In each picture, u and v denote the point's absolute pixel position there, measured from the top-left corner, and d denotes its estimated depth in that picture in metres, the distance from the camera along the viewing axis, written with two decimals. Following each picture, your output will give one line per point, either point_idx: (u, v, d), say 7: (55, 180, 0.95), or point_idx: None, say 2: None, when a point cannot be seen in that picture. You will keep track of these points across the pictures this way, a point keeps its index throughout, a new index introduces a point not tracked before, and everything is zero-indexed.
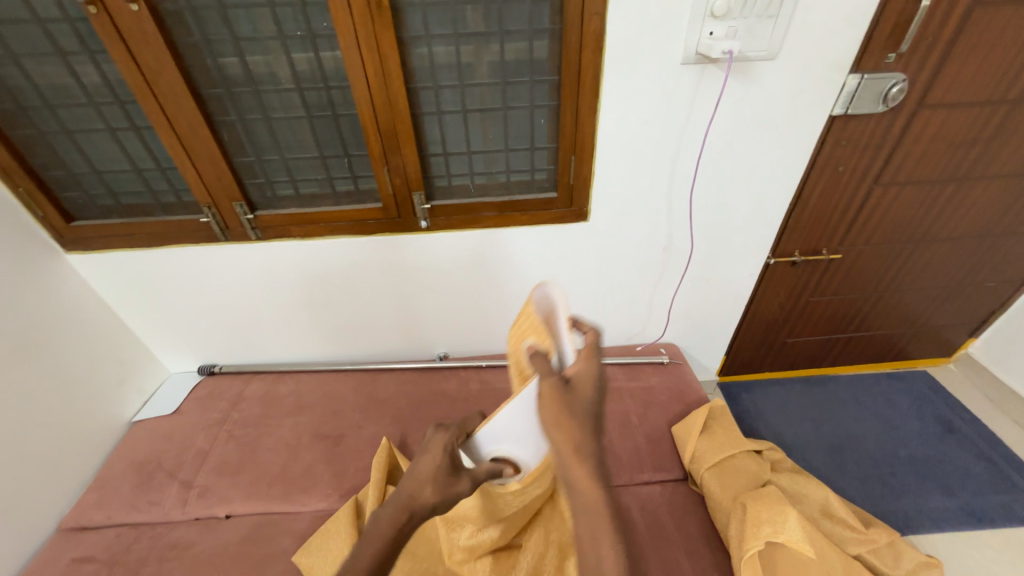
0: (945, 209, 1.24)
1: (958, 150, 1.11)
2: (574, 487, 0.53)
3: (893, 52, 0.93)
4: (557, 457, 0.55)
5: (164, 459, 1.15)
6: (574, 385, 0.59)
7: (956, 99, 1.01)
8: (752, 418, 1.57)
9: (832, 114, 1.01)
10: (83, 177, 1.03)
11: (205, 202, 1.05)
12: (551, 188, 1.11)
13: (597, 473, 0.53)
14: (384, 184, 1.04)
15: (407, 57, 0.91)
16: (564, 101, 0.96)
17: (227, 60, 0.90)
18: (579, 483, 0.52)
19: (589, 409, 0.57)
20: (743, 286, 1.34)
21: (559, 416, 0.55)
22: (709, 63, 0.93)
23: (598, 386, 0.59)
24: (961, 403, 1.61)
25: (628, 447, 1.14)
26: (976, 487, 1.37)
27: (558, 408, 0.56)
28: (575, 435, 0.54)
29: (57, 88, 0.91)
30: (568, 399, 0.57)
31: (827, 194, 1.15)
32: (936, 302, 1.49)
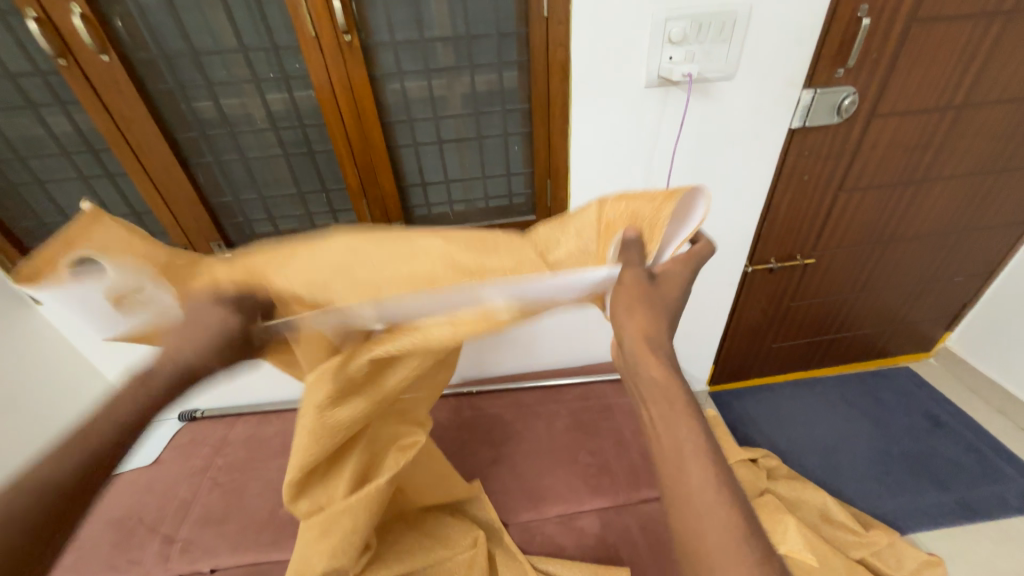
0: (907, 209, 1.29)
1: (912, 154, 1.17)
2: (647, 379, 0.54)
3: (841, 67, 0.99)
4: (627, 347, 0.56)
5: (144, 513, 1.10)
6: (659, 282, 0.57)
7: (905, 107, 1.07)
8: (746, 425, 1.57)
9: (792, 126, 1.06)
10: (56, 227, 1.01)
11: (183, 244, 1.04)
12: (530, 211, 1.13)
13: (669, 367, 0.54)
14: (364, 217, 1.05)
15: (380, 93, 0.93)
16: (536, 126, 0.99)
17: (201, 104, 0.91)
18: (652, 378, 0.54)
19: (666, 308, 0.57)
20: (724, 295, 1.36)
21: (636, 302, 0.55)
22: (672, 86, 0.97)
23: (681, 292, 0.59)
24: (945, 396, 1.64)
25: (624, 465, 1.13)
26: (969, 479, 1.39)
27: (640, 301, 0.55)
28: (648, 325, 0.55)
29: (28, 139, 0.91)
30: (655, 293, 0.57)
31: (795, 201, 1.20)
32: (911, 299, 1.54)
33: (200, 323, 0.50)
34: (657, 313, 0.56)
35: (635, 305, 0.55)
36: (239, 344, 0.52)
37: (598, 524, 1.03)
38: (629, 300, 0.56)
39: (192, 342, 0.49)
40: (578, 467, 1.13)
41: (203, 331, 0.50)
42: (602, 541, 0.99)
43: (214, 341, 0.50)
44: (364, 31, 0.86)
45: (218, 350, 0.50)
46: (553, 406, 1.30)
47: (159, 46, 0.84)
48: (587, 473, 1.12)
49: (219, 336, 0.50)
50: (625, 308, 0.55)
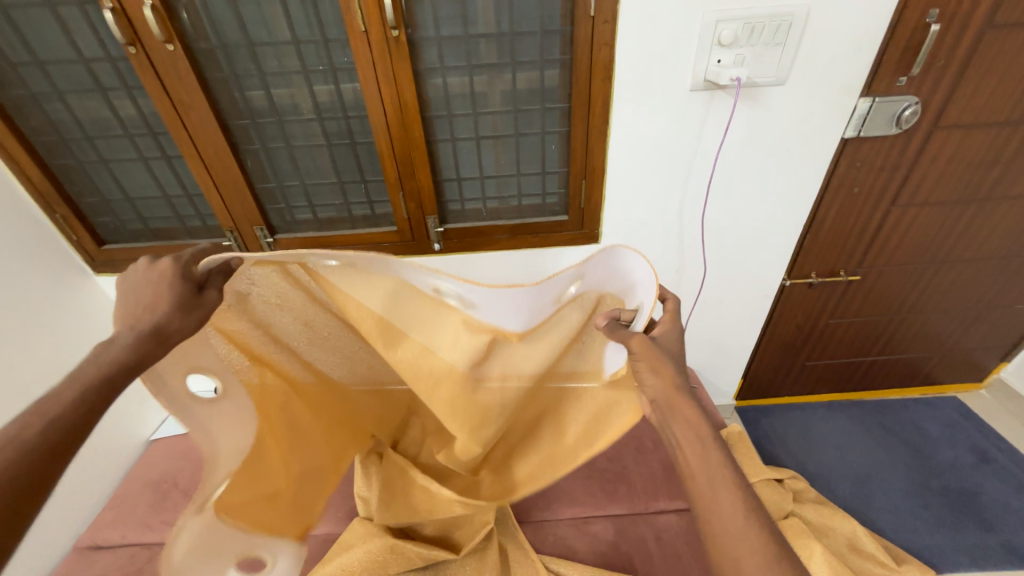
0: (967, 230, 1.21)
1: (977, 170, 1.09)
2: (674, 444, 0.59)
3: (904, 75, 0.93)
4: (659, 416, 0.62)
5: (179, 478, 1.16)
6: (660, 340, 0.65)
7: (972, 119, 1.00)
8: (772, 444, 1.51)
9: (844, 136, 1.01)
10: (115, 204, 1.08)
11: (228, 226, 1.09)
12: (562, 212, 1.13)
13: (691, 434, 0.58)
14: (400, 209, 1.07)
15: (423, 87, 0.95)
16: (575, 126, 0.98)
17: (254, 94, 0.95)
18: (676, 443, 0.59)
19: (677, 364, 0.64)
20: (758, 308, 1.32)
21: (656, 364, 0.62)
22: (718, 89, 0.94)
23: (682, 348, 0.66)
24: (996, 431, 1.53)
25: (643, 474, 1.11)
26: (1017, 522, 1.29)
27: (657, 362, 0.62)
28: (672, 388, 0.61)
29: (96, 121, 0.97)
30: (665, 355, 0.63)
31: (843, 215, 1.14)
32: (964, 325, 1.44)
33: (151, 285, 0.58)
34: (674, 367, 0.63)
35: (656, 367, 0.62)
36: (196, 293, 0.60)
37: (612, 531, 1.02)
38: (650, 362, 0.62)
39: (148, 301, 0.57)
40: (596, 472, 1.12)
41: (162, 286, 0.58)
42: (616, 548, 0.98)
43: (171, 298, 0.58)
44: (411, 26, 0.88)
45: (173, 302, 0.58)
46: None
47: (218, 36, 0.88)
48: (604, 479, 1.11)
49: (173, 289, 0.58)
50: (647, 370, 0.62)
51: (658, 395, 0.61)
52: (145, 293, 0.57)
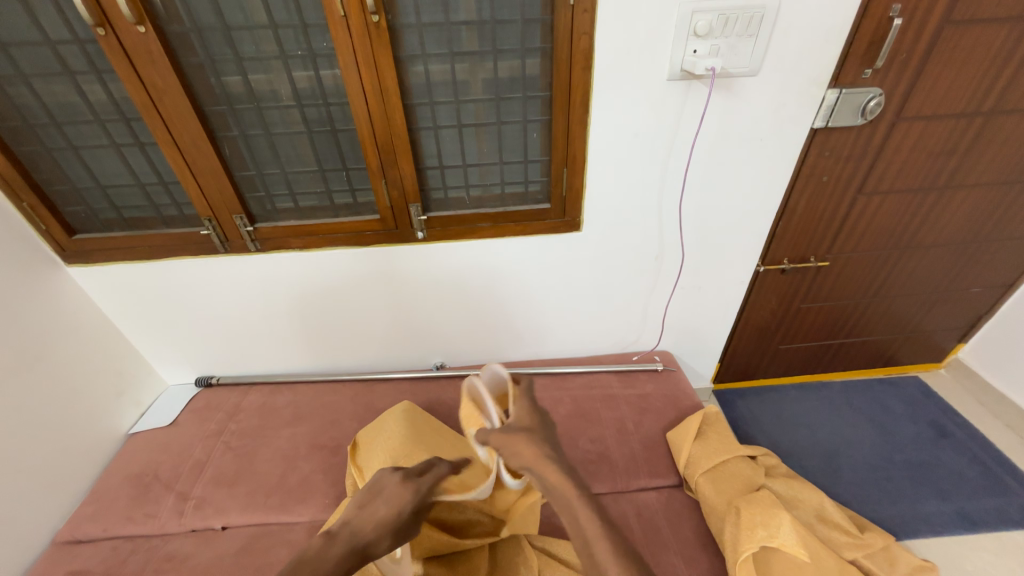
0: (928, 217, 1.27)
1: (935, 161, 1.15)
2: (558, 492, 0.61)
3: (869, 68, 0.97)
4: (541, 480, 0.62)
5: (161, 471, 1.15)
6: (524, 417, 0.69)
7: (931, 111, 1.06)
8: (748, 424, 1.58)
9: (813, 126, 1.05)
10: (86, 192, 1.05)
11: (206, 215, 1.07)
12: (545, 200, 1.14)
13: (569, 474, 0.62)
14: (382, 197, 1.07)
15: (404, 74, 0.94)
16: (556, 114, 0.99)
17: (230, 79, 0.93)
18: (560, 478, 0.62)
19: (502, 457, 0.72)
20: (735, 293, 1.37)
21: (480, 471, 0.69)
22: (694, 79, 0.96)
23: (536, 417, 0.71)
24: (953, 408, 1.62)
25: (625, 454, 1.15)
26: (969, 491, 1.38)
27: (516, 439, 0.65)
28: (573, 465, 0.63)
29: (63, 106, 0.94)
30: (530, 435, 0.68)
31: (813, 203, 1.19)
32: (925, 308, 1.52)
33: (385, 503, 0.69)
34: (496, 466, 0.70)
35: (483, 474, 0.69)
36: (409, 521, 0.69)
37: None
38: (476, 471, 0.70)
39: (378, 519, 0.67)
40: (579, 453, 1.15)
41: (396, 506, 0.69)
42: None
43: (397, 519, 0.68)
44: (391, 13, 0.87)
45: (394, 517, 0.68)
46: (558, 393, 1.31)
47: (192, 19, 0.86)
48: (587, 459, 1.14)
49: (401, 514, 0.69)
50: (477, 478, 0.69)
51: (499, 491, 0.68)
52: (376, 513, 0.67)
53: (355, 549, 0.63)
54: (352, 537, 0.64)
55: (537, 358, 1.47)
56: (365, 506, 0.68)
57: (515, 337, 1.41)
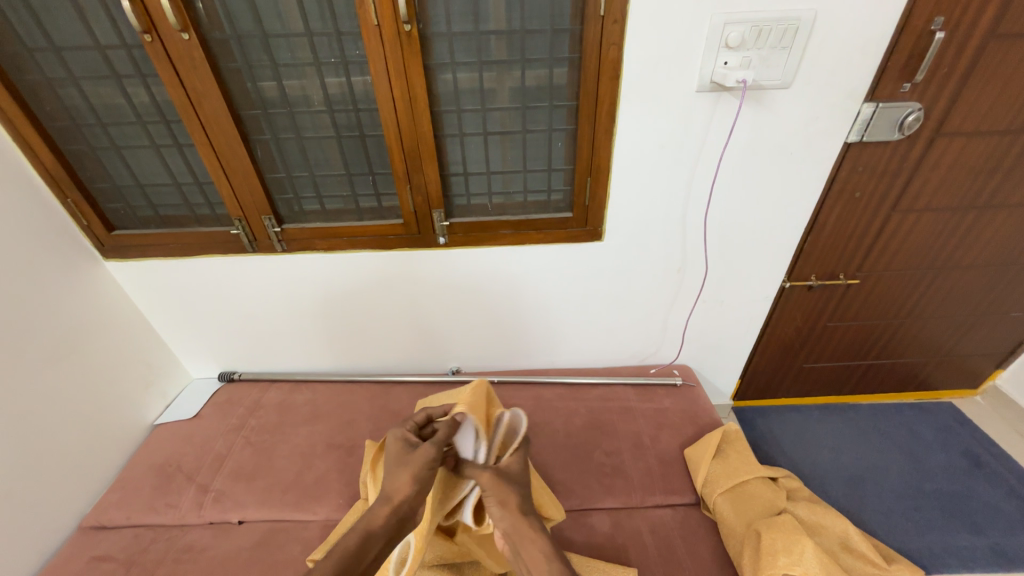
0: (966, 237, 1.22)
1: (976, 179, 1.11)
2: None
3: (907, 82, 0.95)
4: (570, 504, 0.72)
5: (183, 462, 1.18)
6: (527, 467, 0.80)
7: (972, 127, 1.02)
8: (768, 444, 1.54)
9: (847, 140, 1.02)
10: (126, 190, 1.10)
11: (237, 215, 1.10)
12: (567, 209, 1.14)
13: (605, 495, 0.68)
14: (406, 202, 1.09)
15: (433, 82, 0.96)
16: (581, 124, 0.99)
17: (265, 84, 0.96)
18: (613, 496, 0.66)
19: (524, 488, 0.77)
20: (759, 309, 1.33)
21: (502, 495, 0.74)
22: (724, 91, 0.95)
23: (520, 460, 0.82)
24: (989, 437, 1.54)
25: (640, 469, 1.13)
26: (1007, 526, 1.30)
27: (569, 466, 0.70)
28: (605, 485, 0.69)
29: (110, 108, 0.99)
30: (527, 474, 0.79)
31: (844, 219, 1.16)
32: (960, 331, 1.46)
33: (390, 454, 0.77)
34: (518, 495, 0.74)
35: (502, 499, 0.74)
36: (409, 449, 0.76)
37: (608, 523, 1.03)
38: (497, 495, 0.74)
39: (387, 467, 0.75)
40: (594, 466, 1.14)
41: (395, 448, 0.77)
42: (612, 540, 1.00)
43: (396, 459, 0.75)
44: (423, 22, 0.89)
45: (399, 463, 0.74)
46: (573, 403, 1.30)
47: (232, 27, 0.89)
48: (602, 472, 1.12)
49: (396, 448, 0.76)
50: (495, 504, 0.74)
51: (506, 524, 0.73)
52: (393, 475, 0.73)
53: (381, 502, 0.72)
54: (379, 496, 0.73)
55: (554, 366, 1.46)
56: (386, 472, 0.74)
57: (532, 345, 1.40)
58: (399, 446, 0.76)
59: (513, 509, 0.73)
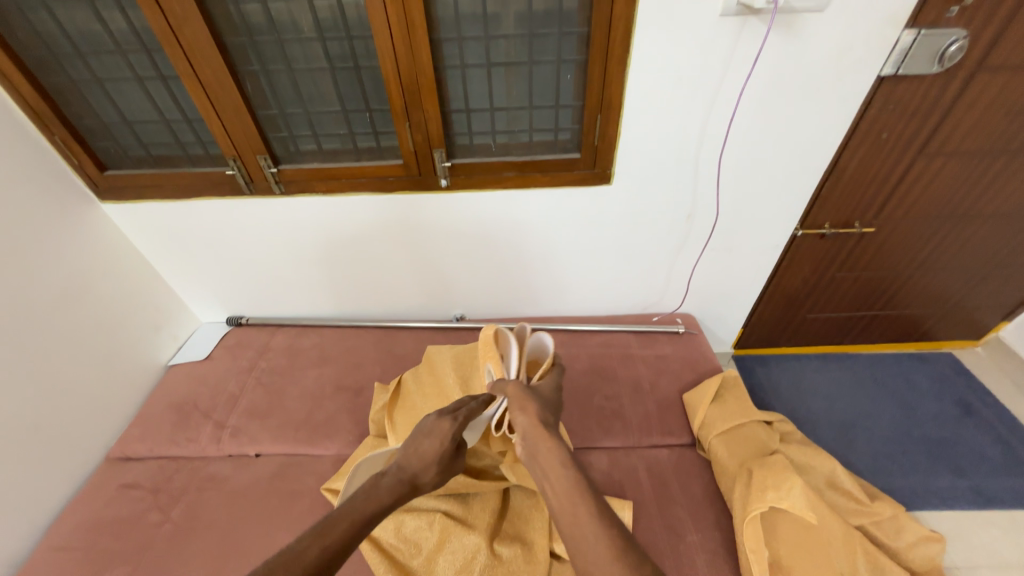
0: (994, 183, 1.16)
1: (1015, 119, 1.03)
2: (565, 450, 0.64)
3: (956, 5, 0.85)
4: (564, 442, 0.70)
5: (198, 400, 1.22)
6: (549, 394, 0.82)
7: (1021, 60, 0.93)
8: (765, 391, 1.57)
9: (881, 73, 0.94)
10: (114, 127, 1.05)
11: (231, 155, 1.06)
12: (574, 149, 1.09)
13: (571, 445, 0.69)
14: (405, 141, 1.03)
15: (431, 4, 0.88)
16: (593, 55, 0.92)
17: (249, 7, 0.89)
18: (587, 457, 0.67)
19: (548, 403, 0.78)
20: (768, 257, 1.31)
21: (525, 403, 0.76)
22: (751, 15, 0.87)
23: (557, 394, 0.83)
24: (985, 387, 1.56)
25: (639, 412, 1.16)
26: (990, 469, 1.35)
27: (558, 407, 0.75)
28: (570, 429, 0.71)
29: (86, 35, 0.92)
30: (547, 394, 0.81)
31: (866, 163, 1.10)
32: (972, 282, 1.43)
33: (430, 438, 0.74)
34: (540, 406, 0.76)
35: (525, 406, 0.76)
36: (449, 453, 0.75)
37: (606, 461, 1.08)
38: (517, 402, 0.77)
39: (422, 453, 0.72)
40: (594, 408, 1.17)
41: (438, 438, 0.74)
42: (609, 476, 1.05)
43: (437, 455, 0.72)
44: None
45: (438, 459, 0.73)
46: (575, 349, 1.32)
47: None
48: (602, 415, 1.16)
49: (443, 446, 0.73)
50: (517, 410, 0.76)
51: (525, 430, 0.72)
52: (424, 461, 0.71)
53: (403, 482, 0.68)
54: (399, 474, 0.69)
55: (557, 314, 1.46)
56: (418, 450, 0.72)
57: (535, 292, 1.40)
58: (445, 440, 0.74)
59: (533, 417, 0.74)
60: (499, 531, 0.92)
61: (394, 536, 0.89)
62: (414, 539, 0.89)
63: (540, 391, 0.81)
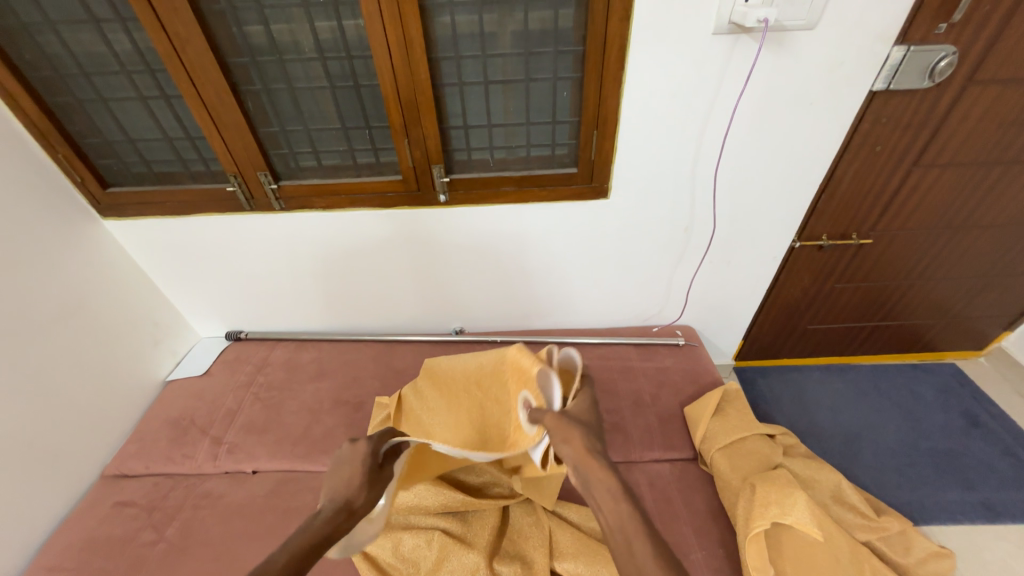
0: (989, 194, 1.17)
1: (1008, 131, 1.04)
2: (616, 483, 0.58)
3: (944, 22, 0.87)
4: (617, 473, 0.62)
5: (196, 416, 1.22)
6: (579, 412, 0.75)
7: (1010, 74, 0.94)
8: (767, 403, 1.56)
9: (873, 89, 0.96)
10: (117, 145, 1.07)
11: (232, 171, 1.07)
12: (571, 164, 1.10)
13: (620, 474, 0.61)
14: (404, 157, 1.05)
15: (429, 25, 0.90)
16: (588, 72, 0.93)
17: (252, 29, 0.91)
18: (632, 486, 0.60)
19: (589, 426, 0.70)
20: (767, 269, 1.31)
21: (567, 432, 0.67)
22: (743, 33, 0.88)
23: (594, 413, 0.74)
24: (989, 398, 1.55)
25: (640, 426, 1.15)
26: (998, 482, 1.33)
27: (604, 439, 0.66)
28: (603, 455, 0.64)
29: (92, 56, 0.94)
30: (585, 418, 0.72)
31: (861, 175, 1.11)
32: (972, 292, 1.43)
33: (349, 464, 0.69)
34: (584, 431, 0.67)
35: (567, 436, 0.67)
36: (375, 467, 0.70)
37: None
38: (561, 433, 0.67)
39: (347, 479, 0.67)
40: None
41: (358, 458, 0.70)
42: None
43: (364, 474, 0.68)
44: None
45: (365, 477, 0.68)
46: None
47: None
48: None
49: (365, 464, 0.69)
50: (560, 441, 0.66)
51: (574, 460, 0.64)
52: (352, 486, 0.66)
53: (337, 512, 0.63)
54: (330, 504, 0.64)
55: (556, 327, 1.46)
56: (342, 480, 0.67)
57: (534, 306, 1.40)
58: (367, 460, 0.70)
59: (579, 447, 0.65)
60: (499, 549, 0.91)
61: (392, 555, 0.88)
62: (412, 558, 0.88)
63: (575, 413, 0.72)
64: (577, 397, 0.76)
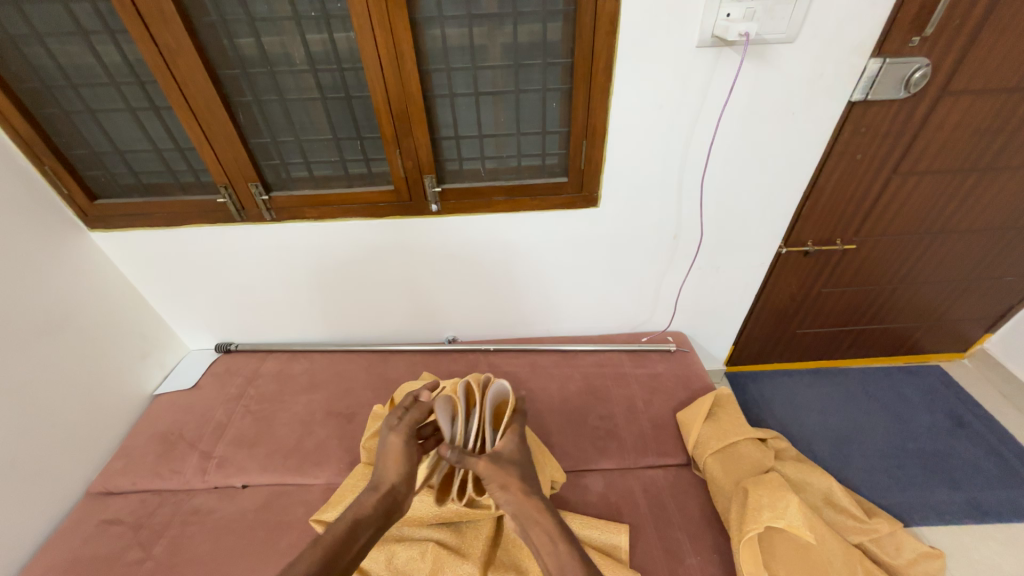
0: (966, 200, 1.20)
1: (981, 139, 1.08)
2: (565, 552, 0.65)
3: (917, 36, 0.90)
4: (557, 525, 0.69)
5: (185, 430, 1.20)
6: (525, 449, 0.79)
7: (981, 85, 0.98)
8: (758, 407, 1.58)
9: (852, 99, 0.99)
10: (105, 156, 1.06)
11: (222, 182, 1.07)
12: (562, 173, 1.11)
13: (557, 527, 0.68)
14: (396, 167, 1.05)
15: (420, 38, 0.91)
16: (577, 84, 0.95)
17: (243, 41, 0.91)
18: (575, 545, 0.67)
19: (524, 469, 0.74)
20: (755, 274, 1.33)
21: (505, 478, 0.72)
22: (726, 46, 0.91)
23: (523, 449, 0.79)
24: (973, 399, 1.58)
25: (634, 432, 1.16)
26: (984, 481, 1.35)
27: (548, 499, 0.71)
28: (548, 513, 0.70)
29: (80, 68, 0.94)
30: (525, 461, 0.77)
31: (844, 182, 1.13)
32: (953, 295, 1.46)
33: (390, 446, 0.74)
34: (521, 477, 0.72)
35: (505, 484, 0.71)
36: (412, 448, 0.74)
37: (602, 483, 1.06)
38: (498, 480, 0.71)
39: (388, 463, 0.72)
40: (588, 429, 1.16)
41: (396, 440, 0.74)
42: (605, 499, 1.03)
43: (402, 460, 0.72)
44: None
45: (406, 461, 0.72)
46: (568, 369, 1.32)
47: None
48: (596, 436, 1.15)
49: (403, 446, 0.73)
50: (498, 488, 0.71)
51: (513, 509, 0.70)
52: (393, 475, 0.71)
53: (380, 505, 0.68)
54: (373, 495, 0.69)
55: (549, 334, 1.47)
56: (383, 462, 0.72)
57: (527, 314, 1.41)
58: (405, 444, 0.73)
59: (518, 494, 0.70)
60: (494, 559, 0.90)
61: (386, 567, 0.87)
62: (406, 570, 0.87)
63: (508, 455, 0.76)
64: (509, 431, 0.80)
